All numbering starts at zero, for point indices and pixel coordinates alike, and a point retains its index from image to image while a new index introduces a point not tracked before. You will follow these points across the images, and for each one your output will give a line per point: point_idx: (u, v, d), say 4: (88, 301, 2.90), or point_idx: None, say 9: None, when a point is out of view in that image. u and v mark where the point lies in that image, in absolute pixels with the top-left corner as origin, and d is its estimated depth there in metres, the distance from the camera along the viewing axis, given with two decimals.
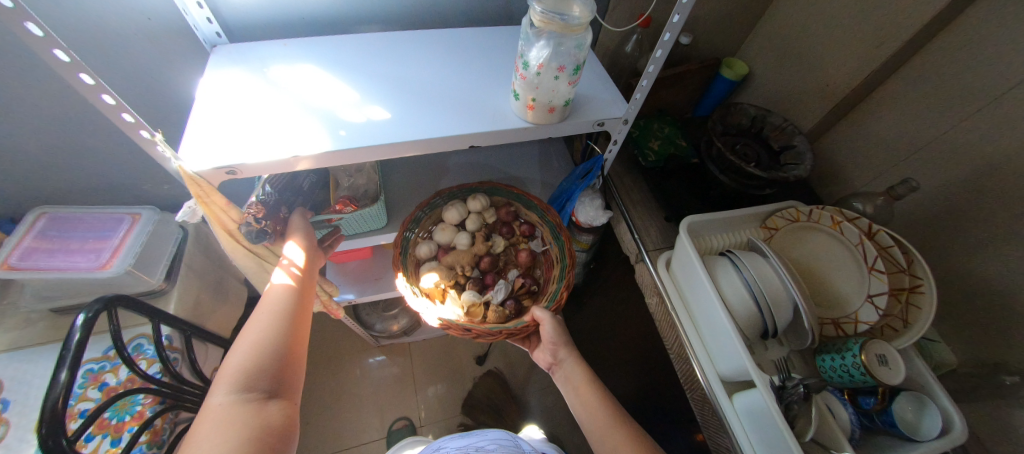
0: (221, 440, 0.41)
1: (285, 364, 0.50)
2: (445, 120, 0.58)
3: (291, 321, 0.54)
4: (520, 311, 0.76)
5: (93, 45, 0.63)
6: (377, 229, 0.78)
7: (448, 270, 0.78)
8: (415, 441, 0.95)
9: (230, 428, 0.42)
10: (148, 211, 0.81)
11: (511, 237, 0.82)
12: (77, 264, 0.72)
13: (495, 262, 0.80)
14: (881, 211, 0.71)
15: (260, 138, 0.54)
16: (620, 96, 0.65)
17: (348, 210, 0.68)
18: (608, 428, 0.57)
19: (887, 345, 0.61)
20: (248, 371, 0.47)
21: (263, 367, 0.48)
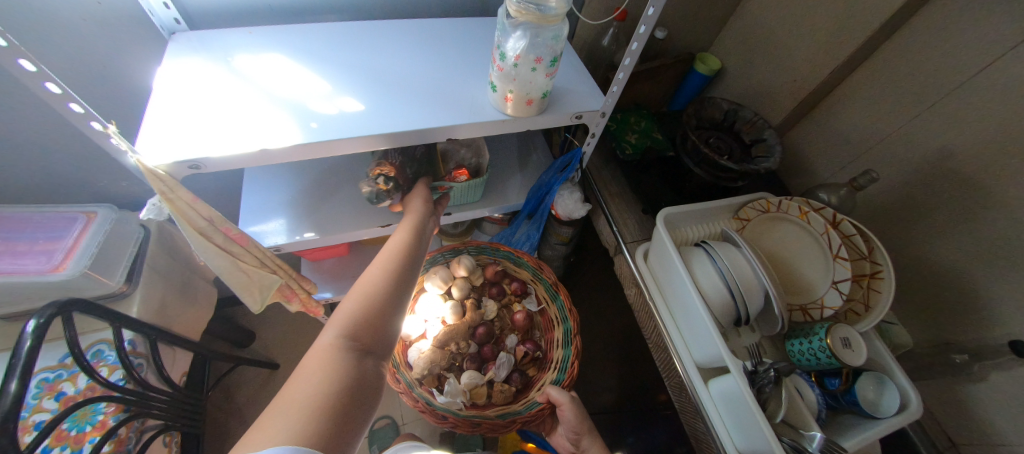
0: (321, 378, 0.41)
1: (387, 322, 0.50)
2: (421, 113, 0.57)
3: (400, 285, 0.55)
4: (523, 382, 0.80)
5: (35, 30, 0.59)
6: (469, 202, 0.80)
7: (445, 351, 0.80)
8: (415, 447, 0.88)
9: (332, 369, 0.43)
10: (105, 210, 0.76)
11: (501, 301, 0.89)
12: (25, 267, 0.68)
13: (490, 333, 0.85)
14: (845, 201, 0.74)
15: (226, 130, 0.51)
16: (597, 89, 0.65)
17: (463, 180, 0.72)
18: None
19: (850, 328, 0.65)
20: (357, 322, 0.48)
21: (374, 321, 0.49)
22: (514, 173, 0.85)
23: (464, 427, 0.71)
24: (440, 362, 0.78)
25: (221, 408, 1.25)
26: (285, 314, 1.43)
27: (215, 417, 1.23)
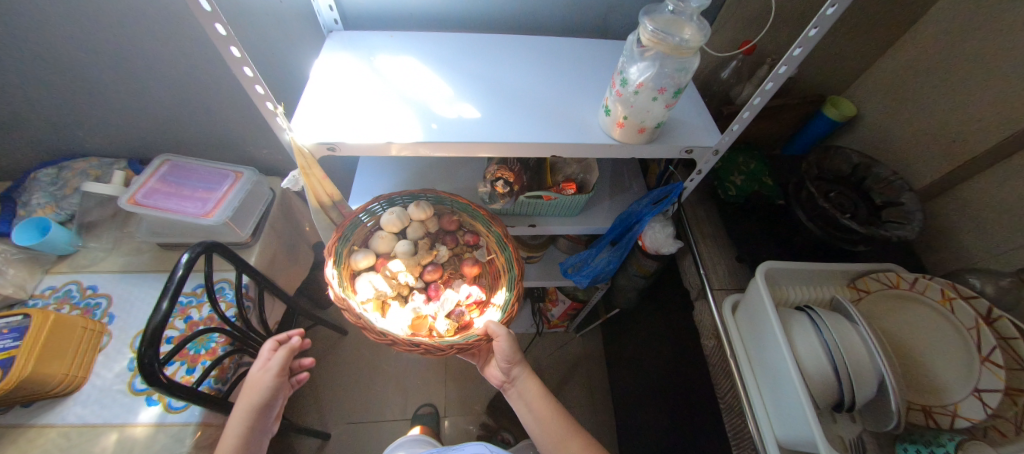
0: None
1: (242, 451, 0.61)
2: (530, 127, 0.59)
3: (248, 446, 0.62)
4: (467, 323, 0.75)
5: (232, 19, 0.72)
6: (566, 217, 0.80)
7: (391, 280, 0.74)
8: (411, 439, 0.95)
9: None
10: (250, 172, 0.88)
11: (454, 247, 0.81)
12: (186, 209, 0.80)
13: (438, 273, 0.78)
14: (1005, 294, 0.61)
15: (360, 121, 0.58)
16: (714, 125, 0.62)
17: (569, 193, 0.72)
18: (564, 438, 0.68)
19: (989, 449, 0.53)
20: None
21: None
22: (603, 196, 0.84)
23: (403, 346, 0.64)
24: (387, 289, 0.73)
25: None
26: None
27: None
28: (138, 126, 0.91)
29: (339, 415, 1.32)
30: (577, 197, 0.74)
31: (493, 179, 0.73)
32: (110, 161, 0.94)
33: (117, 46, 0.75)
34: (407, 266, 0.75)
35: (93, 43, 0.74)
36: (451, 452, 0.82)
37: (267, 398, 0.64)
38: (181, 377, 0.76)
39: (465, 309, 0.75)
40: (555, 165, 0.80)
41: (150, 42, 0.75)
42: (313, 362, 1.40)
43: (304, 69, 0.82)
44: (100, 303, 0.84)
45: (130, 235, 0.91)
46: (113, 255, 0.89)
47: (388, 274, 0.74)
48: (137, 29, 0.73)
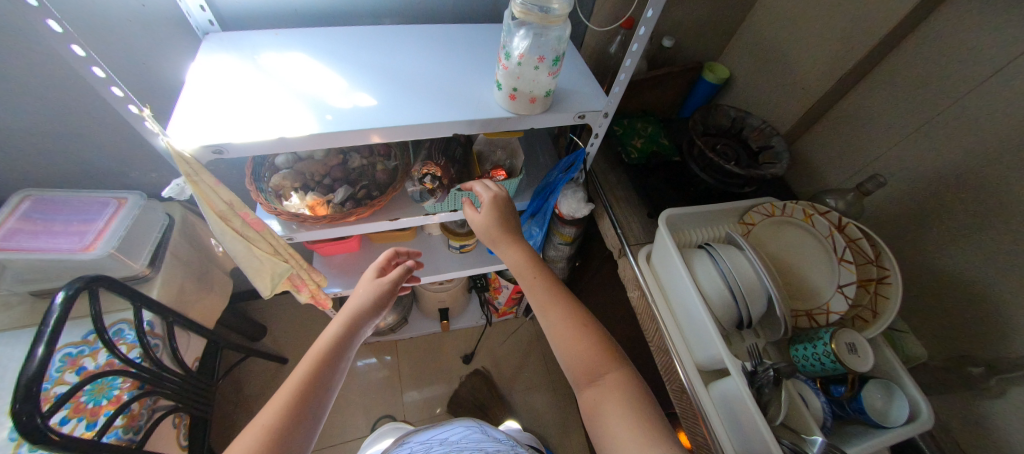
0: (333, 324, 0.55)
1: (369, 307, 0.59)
2: (429, 107, 0.60)
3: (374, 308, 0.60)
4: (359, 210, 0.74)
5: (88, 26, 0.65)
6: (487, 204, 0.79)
7: (299, 174, 0.75)
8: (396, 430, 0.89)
9: (333, 327, 0.56)
10: (135, 196, 0.80)
11: (369, 157, 0.81)
12: (59, 246, 0.71)
13: (346, 174, 0.77)
14: (852, 207, 0.73)
15: (249, 119, 0.55)
16: (601, 90, 0.68)
17: (501, 180, 0.71)
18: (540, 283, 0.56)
19: (856, 333, 0.64)
20: (290, 417, 0.46)
21: (319, 382, 0.50)
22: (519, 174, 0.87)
23: (287, 215, 0.70)
24: (290, 178, 0.73)
25: (229, 399, 1.28)
26: (297, 310, 1.47)
27: (223, 409, 1.26)
28: None
29: None
30: (508, 182, 0.74)
31: (420, 174, 0.68)
32: None
33: None
34: (312, 164, 0.76)
35: None
36: (439, 428, 0.74)
37: (381, 296, 0.61)
38: (80, 433, 0.67)
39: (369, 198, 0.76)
40: (480, 153, 0.79)
41: None
42: (251, 399, 1.29)
43: None
44: None
45: None
46: None
47: (298, 172, 0.75)
48: None
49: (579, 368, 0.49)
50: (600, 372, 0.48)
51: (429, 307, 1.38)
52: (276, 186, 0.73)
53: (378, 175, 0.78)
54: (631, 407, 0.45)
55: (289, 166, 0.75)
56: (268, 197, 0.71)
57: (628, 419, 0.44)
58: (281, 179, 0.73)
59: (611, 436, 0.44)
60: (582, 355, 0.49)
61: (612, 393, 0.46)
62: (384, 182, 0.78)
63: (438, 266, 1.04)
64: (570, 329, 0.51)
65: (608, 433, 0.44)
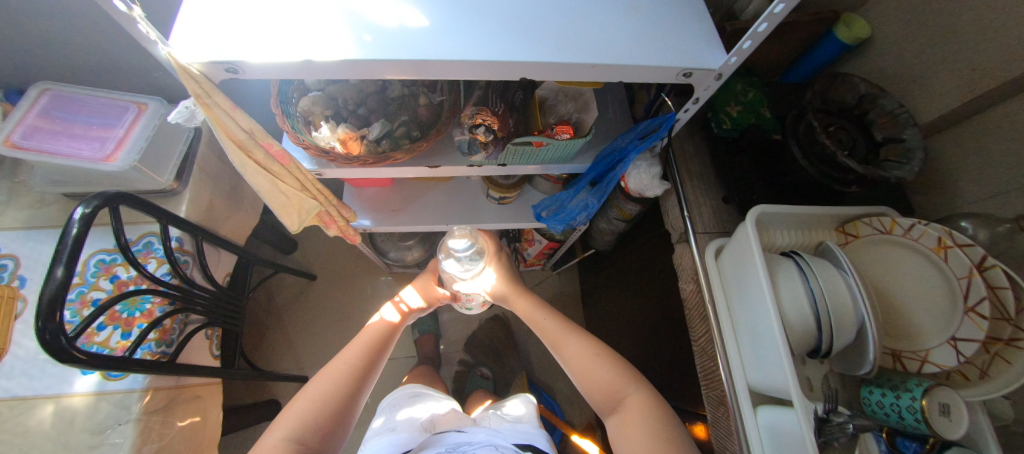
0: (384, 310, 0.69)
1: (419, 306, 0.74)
2: (493, 42, 0.46)
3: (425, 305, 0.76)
4: (394, 152, 0.64)
5: None
6: (540, 163, 0.67)
7: (330, 100, 0.64)
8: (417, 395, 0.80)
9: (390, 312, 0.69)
10: (155, 103, 0.72)
11: (411, 87, 0.68)
12: (80, 151, 0.65)
13: (383, 107, 0.66)
14: (998, 241, 0.58)
15: (268, 32, 0.44)
16: (717, 42, 0.51)
17: (563, 140, 0.58)
18: (566, 332, 0.62)
19: (954, 392, 0.52)
20: (355, 371, 0.57)
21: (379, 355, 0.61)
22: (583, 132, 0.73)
23: (316, 153, 0.61)
24: (320, 105, 0.62)
25: (263, 306, 1.35)
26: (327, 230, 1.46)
27: (257, 313, 1.33)
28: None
29: (316, 359, 1.30)
30: (572, 143, 0.60)
31: (471, 123, 0.55)
32: None
33: None
34: (347, 90, 0.65)
35: None
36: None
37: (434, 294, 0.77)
38: (116, 342, 0.69)
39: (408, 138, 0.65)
40: (544, 100, 0.64)
41: None
42: (282, 309, 1.35)
43: None
44: (5, 264, 0.73)
45: (25, 186, 0.77)
46: (8, 210, 0.76)
47: (331, 98, 0.65)
48: None
49: (601, 391, 0.55)
50: (619, 393, 0.54)
51: None
52: (305, 111, 0.62)
53: (421, 112, 0.66)
54: (647, 409, 0.51)
55: (321, 89, 0.65)
56: (297, 125, 0.61)
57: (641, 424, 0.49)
58: (310, 103, 0.62)
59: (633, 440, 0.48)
60: (603, 375, 0.55)
61: (636, 402, 0.52)
62: (427, 121, 0.67)
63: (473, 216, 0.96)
64: (594, 361, 0.57)
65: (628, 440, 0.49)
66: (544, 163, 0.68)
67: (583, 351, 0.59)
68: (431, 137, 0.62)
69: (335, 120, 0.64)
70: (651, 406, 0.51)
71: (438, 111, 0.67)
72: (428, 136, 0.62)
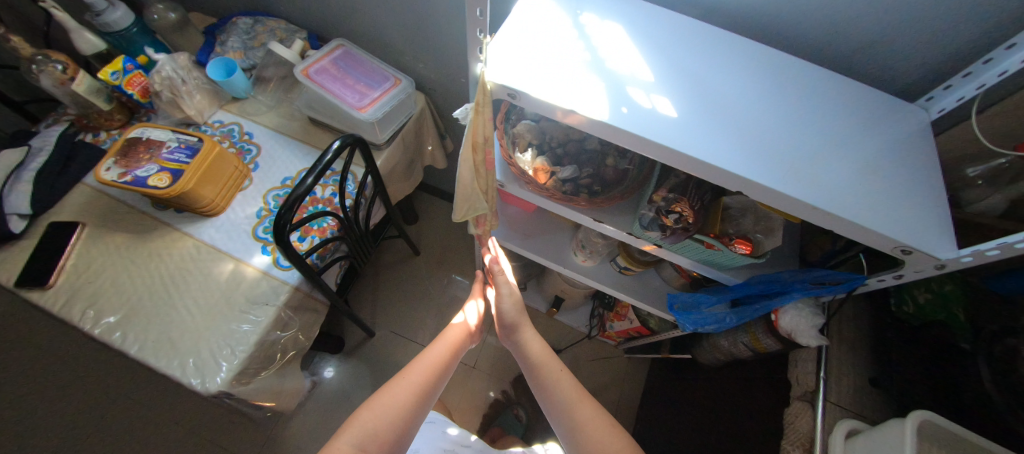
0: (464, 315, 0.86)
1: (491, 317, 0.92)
2: (725, 150, 0.51)
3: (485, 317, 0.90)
4: (574, 196, 0.71)
5: None
6: (691, 258, 0.70)
7: (540, 133, 0.75)
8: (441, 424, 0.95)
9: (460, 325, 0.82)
10: (406, 82, 0.89)
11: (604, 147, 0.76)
12: (345, 96, 0.83)
13: (577, 154, 0.75)
14: None
15: (551, 76, 0.54)
16: (951, 233, 0.50)
17: (736, 253, 0.61)
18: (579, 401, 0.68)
19: None
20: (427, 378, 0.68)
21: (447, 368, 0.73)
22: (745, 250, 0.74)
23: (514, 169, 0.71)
24: (530, 134, 0.73)
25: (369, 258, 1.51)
26: (445, 220, 1.61)
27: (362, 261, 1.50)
28: (327, 6, 0.97)
29: (387, 322, 1.41)
30: (743, 258, 0.62)
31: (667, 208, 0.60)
32: (293, 30, 1.03)
33: None
34: (554, 130, 0.76)
35: None
36: None
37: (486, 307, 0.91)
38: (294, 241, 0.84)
39: (588, 188, 0.72)
40: (727, 209, 0.67)
41: None
42: (382, 267, 1.50)
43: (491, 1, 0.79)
44: (251, 150, 0.94)
45: (290, 101, 1.00)
46: (271, 112, 1.00)
47: (540, 131, 0.75)
48: None
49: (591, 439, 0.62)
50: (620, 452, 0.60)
51: (548, 289, 1.37)
52: (517, 134, 0.74)
53: (606, 171, 0.73)
54: None
55: (534, 121, 0.76)
56: (507, 143, 0.72)
57: None
58: (523, 129, 0.74)
59: None
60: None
61: None
62: (609, 180, 0.73)
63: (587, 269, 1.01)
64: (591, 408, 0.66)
65: None
66: (697, 261, 0.70)
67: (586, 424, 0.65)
68: (614, 199, 0.69)
69: (535, 147, 0.74)
70: None
71: (620, 177, 0.74)
72: (609, 197, 0.69)
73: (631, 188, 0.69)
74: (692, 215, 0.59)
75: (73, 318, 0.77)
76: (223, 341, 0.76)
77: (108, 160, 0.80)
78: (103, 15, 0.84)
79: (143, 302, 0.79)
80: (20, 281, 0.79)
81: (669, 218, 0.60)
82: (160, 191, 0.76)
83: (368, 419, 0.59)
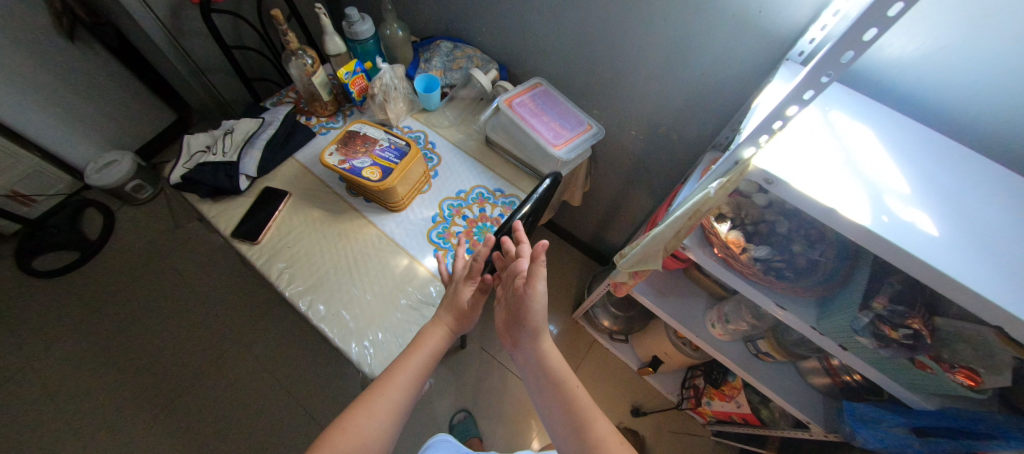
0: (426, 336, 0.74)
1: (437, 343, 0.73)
2: (995, 282, 0.49)
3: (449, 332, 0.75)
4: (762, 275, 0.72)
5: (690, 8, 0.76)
6: (884, 370, 0.68)
7: (733, 206, 0.78)
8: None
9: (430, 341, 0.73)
10: (597, 129, 0.91)
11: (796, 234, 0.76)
12: (542, 132, 0.90)
13: (769, 236, 0.76)
14: None
15: (811, 171, 0.56)
16: None
17: (956, 382, 0.59)
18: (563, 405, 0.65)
19: None
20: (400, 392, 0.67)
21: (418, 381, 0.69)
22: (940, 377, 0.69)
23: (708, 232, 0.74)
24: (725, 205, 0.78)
25: None
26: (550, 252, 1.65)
27: None
28: (527, 45, 1.06)
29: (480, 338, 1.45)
30: (960, 389, 0.60)
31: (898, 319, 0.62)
32: (486, 59, 1.12)
33: None
34: (748, 207, 0.78)
35: None
36: None
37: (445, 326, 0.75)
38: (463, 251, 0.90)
39: (777, 272, 0.73)
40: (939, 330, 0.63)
41: None
42: None
43: (701, 74, 0.84)
44: (433, 158, 1.04)
45: (471, 121, 1.10)
46: (453, 128, 1.10)
47: (734, 204, 0.78)
48: None
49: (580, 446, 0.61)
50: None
51: (647, 347, 1.35)
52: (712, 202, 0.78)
53: (799, 260, 0.73)
54: None
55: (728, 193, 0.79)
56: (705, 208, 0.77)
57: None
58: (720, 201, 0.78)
59: None
60: None
61: None
62: (800, 268, 0.73)
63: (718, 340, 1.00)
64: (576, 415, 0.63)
65: None
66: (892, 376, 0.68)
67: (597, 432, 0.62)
68: (805, 289, 0.70)
69: (727, 219, 0.78)
70: None
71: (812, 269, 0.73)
72: (799, 286, 0.70)
73: (826, 284, 0.69)
74: (925, 329, 0.61)
75: (271, 276, 0.87)
76: (392, 330, 0.82)
77: (330, 146, 0.91)
78: (354, 25, 0.97)
79: (329, 277, 0.87)
80: (234, 232, 0.90)
81: (895, 331, 0.62)
82: (369, 183, 0.84)
83: (341, 444, 0.59)
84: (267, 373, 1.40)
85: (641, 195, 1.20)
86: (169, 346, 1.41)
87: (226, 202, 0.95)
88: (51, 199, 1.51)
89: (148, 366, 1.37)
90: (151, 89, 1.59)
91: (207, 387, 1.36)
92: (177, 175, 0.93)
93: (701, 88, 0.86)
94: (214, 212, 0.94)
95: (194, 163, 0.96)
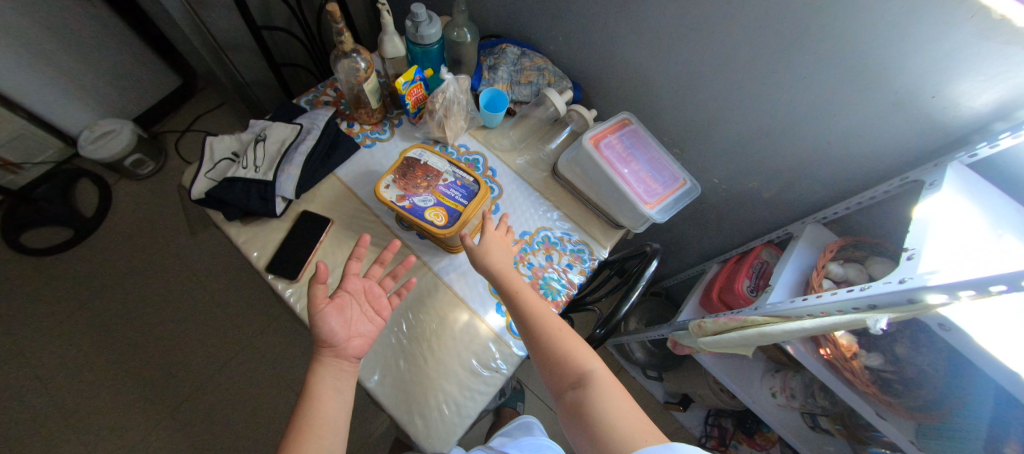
0: (330, 376, 0.60)
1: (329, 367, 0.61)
2: None
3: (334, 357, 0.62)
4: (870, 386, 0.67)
5: (838, 73, 0.64)
6: None
7: None
8: None
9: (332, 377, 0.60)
10: (690, 185, 0.83)
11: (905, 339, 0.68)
12: (632, 185, 0.80)
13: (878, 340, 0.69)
14: None
15: (994, 321, 0.48)
16: None
17: None
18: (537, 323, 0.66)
19: None
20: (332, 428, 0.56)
21: (334, 407, 0.58)
22: None
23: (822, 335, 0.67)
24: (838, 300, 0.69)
25: None
26: None
27: None
28: (611, 68, 0.93)
29: None
30: None
31: None
32: (558, 74, 0.98)
33: (696, 18, 0.73)
34: None
35: (682, 7, 0.73)
36: None
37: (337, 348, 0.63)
38: None
39: (883, 381, 0.68)
40: None
41: (728, 33, 0.71)
42: None
43: (823, 142, 0.74)
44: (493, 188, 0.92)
45: (536, 146, 0.98)
46: (515, 152, 0.98)
47: None
48: (736, 19, 0.68)
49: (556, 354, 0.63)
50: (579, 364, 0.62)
51: (679, 384, 1.33)
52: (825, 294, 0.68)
53: (911, 372, 0.67)
54: (621, 388, 0.60)
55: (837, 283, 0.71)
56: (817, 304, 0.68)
57: (614, 387, 0.60)
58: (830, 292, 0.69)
59: (613, 413, 0.56)
60: (582, 373, 0.61)
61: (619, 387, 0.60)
62: (909, 380, 0.67)
63: (777, 411, 0.95)
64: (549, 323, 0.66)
65: (611, 409, 0.57)
66: None
67: (600, 376, 0.61)
68: (912, 412, 0.66)
69: None
70: (617, 385, 0.60)
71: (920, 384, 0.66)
72: (905, 405, 0.66)
73: (935, 407, 0.65)
74: None
75: None
76: (454, 399, 0.73)
77: (387, 176, 0.78)
78: (420, 27, 0.82)
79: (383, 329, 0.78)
80: (269, 266, 0.79)
81: None
82: (439, 231, 0.74)
83: None
84: (279, 382, 1.30)
85: (705, 239, 1.12)
86: (172, 343, 1.29)
87: (259, 226, 0.82)
88: (39, 167, 1.34)
89: (149, 366, 1.26)
90: (152, 48, 1.39)
91: (213, 392, 1.26)
92: (201, 191, 0.80)
93: (820, 157, 0.76)
94: (244, 236, 0.81)
95: (221, 175, 0.82)
